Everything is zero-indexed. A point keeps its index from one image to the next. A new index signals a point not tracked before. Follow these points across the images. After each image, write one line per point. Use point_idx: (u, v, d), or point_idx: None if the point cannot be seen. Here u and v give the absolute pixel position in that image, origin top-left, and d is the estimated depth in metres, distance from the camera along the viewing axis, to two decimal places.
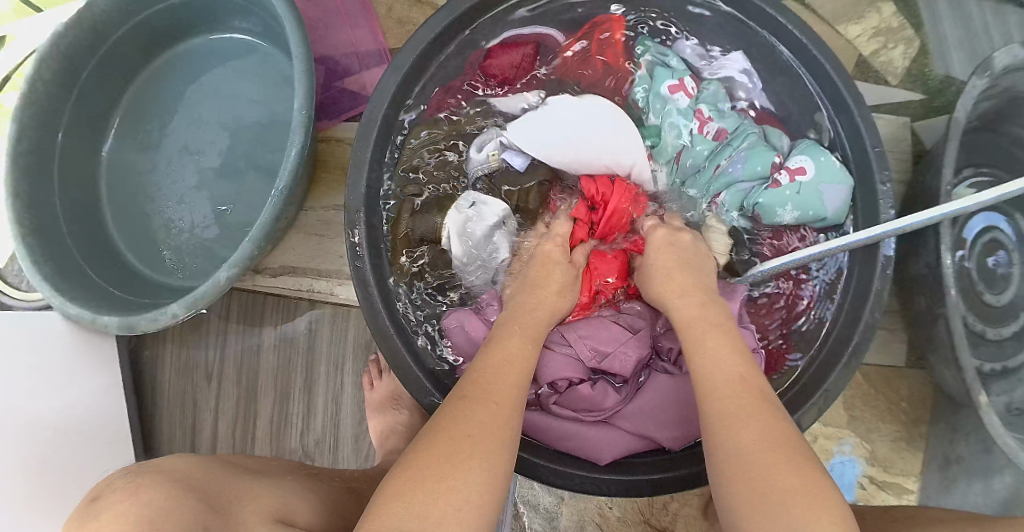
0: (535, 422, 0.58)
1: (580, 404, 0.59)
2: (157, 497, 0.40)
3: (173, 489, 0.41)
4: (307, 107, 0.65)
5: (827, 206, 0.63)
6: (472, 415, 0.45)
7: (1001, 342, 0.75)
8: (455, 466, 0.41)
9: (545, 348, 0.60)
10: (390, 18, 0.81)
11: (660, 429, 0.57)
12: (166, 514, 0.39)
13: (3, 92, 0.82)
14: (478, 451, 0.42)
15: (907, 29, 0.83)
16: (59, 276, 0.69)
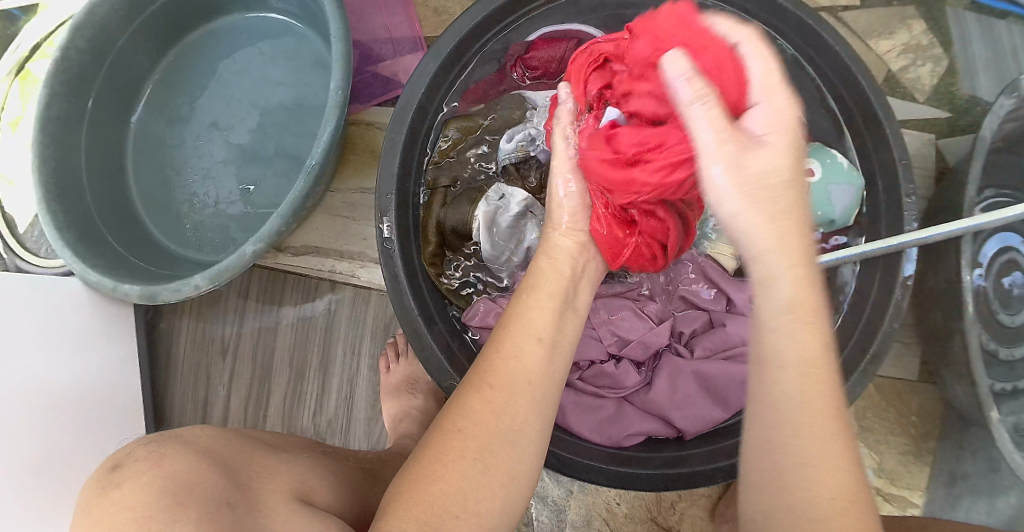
0: (552, 401, 0.57)
1: (599, 382, 0.59)
2: (180, 469, 0.37)
3: (196, 460, 0.39)
4: (342, 87, 0.65)
5: (836, 207, 0.65)
6: (469, 408, 0.42)
7: (1013, 362, 0.75)
8: (459, 469, 0.39)
9: None
10: (426, 7, 0.82)
11: (673, 413, 0.57)
12: (187, 487, 0.37)
13: (35, 60, 0.82)
14: (471, 450, 0.40)
15: (937, 47, 0.83)
16: (83, 243, 0.70)
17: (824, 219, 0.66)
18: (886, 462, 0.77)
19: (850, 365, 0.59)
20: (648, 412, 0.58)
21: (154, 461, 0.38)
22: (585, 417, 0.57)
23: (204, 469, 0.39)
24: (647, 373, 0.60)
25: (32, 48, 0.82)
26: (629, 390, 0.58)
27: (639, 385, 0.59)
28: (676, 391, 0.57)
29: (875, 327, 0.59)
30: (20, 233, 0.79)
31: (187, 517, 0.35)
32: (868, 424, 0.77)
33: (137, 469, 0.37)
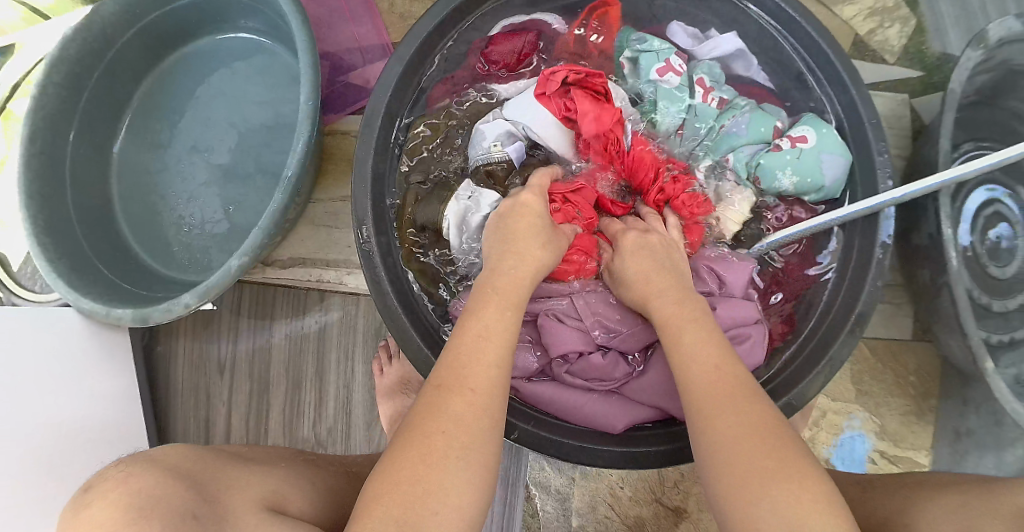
0: (542, 394, 0.57)
1: (588, 375, 0.57)
2: (148, 485, 0.38)
3: (164, 476, 0.40)
4: (314, 97, 0.67)
5: (826, 175, 0.63)
6: (439, 401, 0.43)
7: (1007, 315, 0.74)
8: (432, 454, 0.40)
9: (551, 321, 0.58)
10: (392, 14, 0.83)
11: (669, 401, 0.54)
12: (153, 502, 0.37)
13: (15, 99, 0.84)
14: (452, 447, 0.40)
15: (903, 8, 0.83)
16: (74, 274, 0.71)
17: (813, 188, 0.63)
18: (888, 424, 0.76)
19: (834, 327, 0.59)
20: (640, 403, 0.56)
21: (121, 484, 0.38)
22: (574, 411, 0.55)
23: (172, 488, 0.39)
24: (638, 366, 0.58)
25: (10, 88, 0.83)
26: (619, 382, 0.57)
27: (628, 376, 0.57)
28: (668, 382, 0.54)
29: (857, 288, 0.59)
30: (14, 270, 0.81)
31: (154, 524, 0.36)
32: (867, 388, 0.76)
33: (106, 492, 0.38)
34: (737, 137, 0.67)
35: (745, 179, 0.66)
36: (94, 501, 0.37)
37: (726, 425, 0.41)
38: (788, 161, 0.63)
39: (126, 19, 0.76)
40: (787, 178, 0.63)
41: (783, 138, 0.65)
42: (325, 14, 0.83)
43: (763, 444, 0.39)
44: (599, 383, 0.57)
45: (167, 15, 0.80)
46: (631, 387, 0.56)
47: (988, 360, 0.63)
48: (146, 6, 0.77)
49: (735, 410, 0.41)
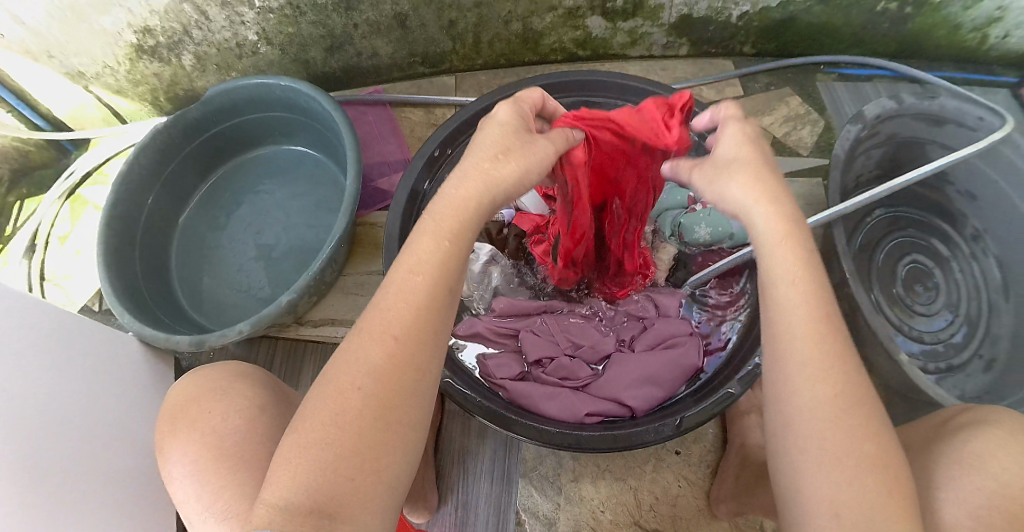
0: (525, 389, 0.71)
1: (560, 375, 0.73)
2: (244, 369, 0.67)
3: (254, 371, 0.68)
4: (356, 185, 0.88)
5: (734, 224, 0.79)
6: (365, 361, 0.46)
7: (939, 343, 0.93)
8: (379, 425, 0.45)
9: (531, 335, 0.76)
10: (413, 137, 1.08)
11: (624, 392, 0.70)
12: (246, 378, 0.65)
13: (86, 186, 1.09)
14: (385, 417, 0.46)
15: (812, 114, 1.07)
16: (134, 311, 0.87)
17: (725, 234, 0.79)
18: None
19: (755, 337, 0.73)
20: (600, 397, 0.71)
21: (223, 366, 0.66)
22: (549, 401, 0.69)
23: (255, 374, 0.67)
24: (599, 371, 0.74)
25: (84, 177, 1.09)
26: (584, 381, 0.72)
27: (591, 378, 0.73)
28: (620, 376, 0.71)
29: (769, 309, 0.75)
30: None
31: (248, 384, 0.64)
32: None
33: (212, 368, 0.67)
34: (663, 204, 0.84)
35: (671, 235, 0.83)
36: (202, 373, 0.65)
37: (846, 435, 0.44)
38: (701, 217, 0.80)
39: (203, 123, 1.00)
40: (703, 230, 0.80)
41: (698, 201, 0.82)
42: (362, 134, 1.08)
43: (875, 472, 0.44)
44: (567, 382, 0.73)
45: (238, 125, 1.04)
46: (594, 383, 0.71)
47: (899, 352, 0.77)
48: (225, 115, 1.02)
49: (849, 426, 0.45)
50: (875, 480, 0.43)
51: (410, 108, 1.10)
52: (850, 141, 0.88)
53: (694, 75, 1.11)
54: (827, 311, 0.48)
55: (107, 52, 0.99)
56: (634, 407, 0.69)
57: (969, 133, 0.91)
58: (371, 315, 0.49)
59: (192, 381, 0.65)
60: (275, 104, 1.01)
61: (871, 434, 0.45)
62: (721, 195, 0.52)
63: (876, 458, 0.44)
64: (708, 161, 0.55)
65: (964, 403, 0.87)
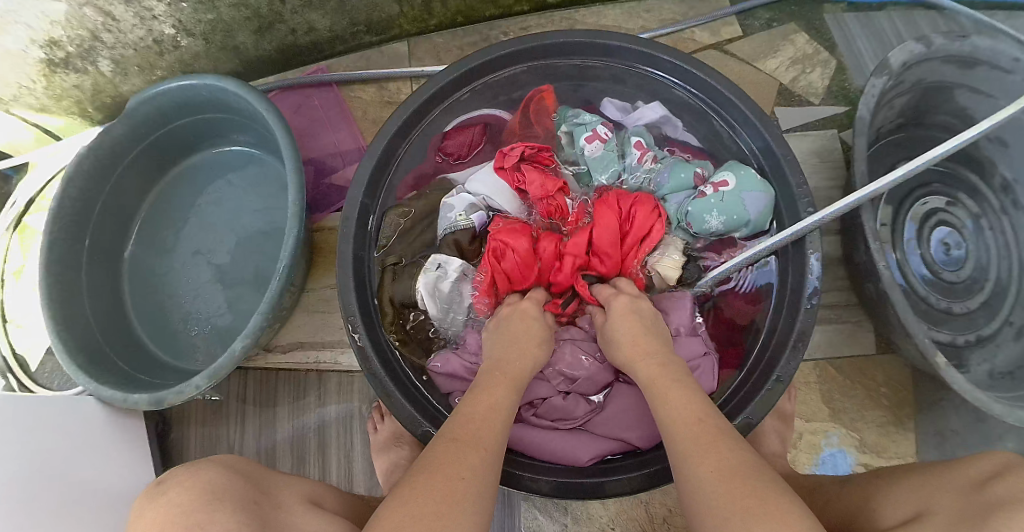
0: (519, 433, 0.64)
1: (553, 416, 0.67)
2: (216, 475, 0.54)
3: (224, 471, 0.56)
4: (299, 198, 0.77)
5: (750, 210, 0.71)
6: (463, 452, 0.48)
7: (970, 313, 0.86)
8: (458, 501, 0.44)
9: None
10: (365, 120, 0.94)
11: (628, 430, 0.64)
12: (223, 489, 0.53)
13: (32, 215, 0.97)
14: (466, 489, 0.45)
15: (822, 53, 0.93)
16: (91, 365, 0.80)
17: (741, 222, 0.71)
18: (867, 437, 0.81)
19: (778, 349, 0.67)
20: (603, 437, 0.65)
21: (187, 479, 0.54)
22: (544, 445, 0.63)
23: (230, 483, 0.55)
24: (597, 405, 0.68)
25: (26, 204, 0.97)
26: (582, 420, 0.66)
27: (590, 414, 0.67)
28: (623, 413, 0.65)
29: (792, 322, 0.66)
30: (33, 370, 0.92)
31: (225, 500, 0.52)
32: (839, 405, 0.82)
33: (179, 483, 0.53)
34: (663, 188, 0.78)
35: (678, 225, 0.75)
36: (172, 490, 0.52)
37: (705, 469, 0.45)
38: (714, 204, 0.72)
39: (133, 137, 0.88)
40: (715, 218, 0.72)
41: (708, 183, 0.74)
42: (308, 124, 0.94)
43: (740, 487, 0.43)
44: (565, 422, 0.67)
45: (170, 132, 0.92)
46: (594, 421, 0.66)
47: (936, 355, 0.70)
48: (151, 126, 0.89)
49: (710, 459, 0.46)
50: (739, 497, 0.42)
51: (360, 86, 0.94)
52: (874, 98, 0.77)
53: (683, 15, 0.95)
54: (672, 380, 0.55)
55: (19, 73, 0.88)
56: (640, 446, 0.63)
57: (1001, 76, 0.81)
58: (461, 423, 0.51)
59: (157, 509, 0.51)
60: (204, 104, 0.89)
61: (729, 454, 0.46)
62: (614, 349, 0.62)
63: (737, 473, 0.44)
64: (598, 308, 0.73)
65: (990, 381, 0.81)
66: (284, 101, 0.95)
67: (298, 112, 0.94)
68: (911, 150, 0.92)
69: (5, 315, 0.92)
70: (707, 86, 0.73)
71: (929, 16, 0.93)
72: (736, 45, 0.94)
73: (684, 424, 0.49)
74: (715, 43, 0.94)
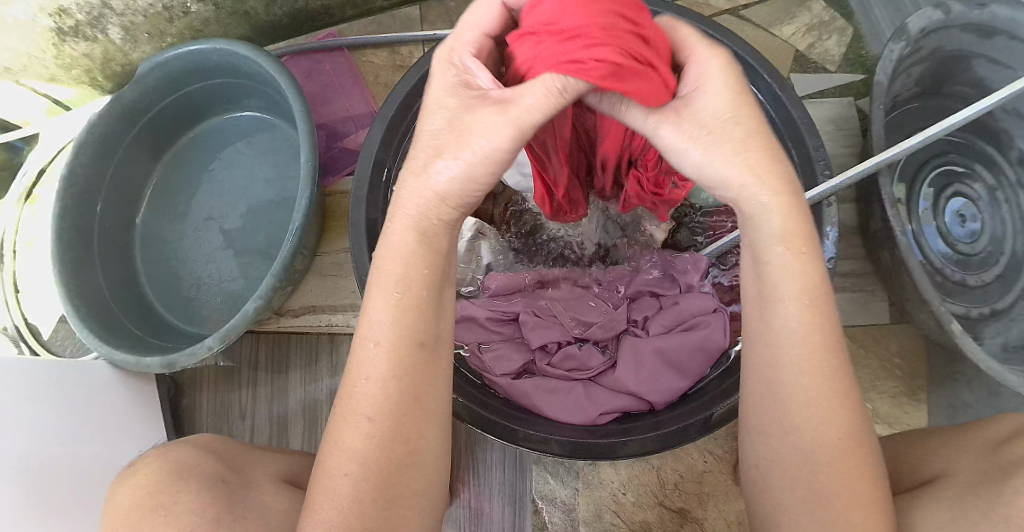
0: (533, 383, 0.64)
1: (568, 366, 0.66)
2: (185, 456, 0.50)
3: (197, 453, 0.52)
4: (312, 160, 0.77)
5: None
6: (357, 442, 0.43)
7: (984, 287, 0.84)
8: (386, 504, 0.43)
9: (535, 316, 0.68)
10: (378, 84, 0.93)
11: (643, 385, 0.63)
12: (189, 470, 0.49)
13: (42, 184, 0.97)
14: (378, 487, 0.43)
15: (839, 20, 0.91)
16: (104, 330, 0.80)
17: None
18: (879, 408, 0.81)
19: None
20: (616, 389, 0.64)
21: (160, 456, 0.50)
22: (556, 398, 0.63)
23: (199, 459, 0.50)
24: (612, 355, 0.67)
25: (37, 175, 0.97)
26: (596, 370, 0.66)
27: (604, 366, 0.66)
28: (639, 365, 0.64)
29: None
30: (45, 338, 0.92)
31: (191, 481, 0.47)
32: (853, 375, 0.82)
33: (148, 464, 0.49)
34: None
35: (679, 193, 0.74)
36: (135, 475, 0.49)
37: (818, 409, 0.43)
38: None
39: (142, 104, 0.88)
40: (714, 187, 0.71)
41: None
42: (319, 89, 0.93)
43: (855, 465, 0.42)
44: (579, 372, 0.66)
45: (182, 97, 0.92)
46: (609, 373, 0.65)
47: (953, 322, 0.68)
48: (160, 92, 0.88)
49: (827, 410, 0.43)
50: (840, 456, 0.42)
51: (371, 50, 0.93)
52: (892, 63, 0.75)
53: None
54: (815, 288, 0.43)
55: (28, 42, 0.87)
56: (654, 403, 0.63)
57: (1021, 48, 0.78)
58: (350, 391, 0.44)
59: (125, 491, 0.48)
60: (214, 69, 0.88)
61: (847, 412, 0.43)
62: (694, 162, 0.43)
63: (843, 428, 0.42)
64: (691, 110, 0.43)
65: (1005, 354, 0.80)
66: (295, 65, 0.94)
67: (310, 76, 0.93)
68: (928, 119, 0.91)
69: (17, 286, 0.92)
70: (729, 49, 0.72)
71: None
72: (751, 11, 0.92)
73: (808, 349, 0.43)
74: (730, 9, 0.93)
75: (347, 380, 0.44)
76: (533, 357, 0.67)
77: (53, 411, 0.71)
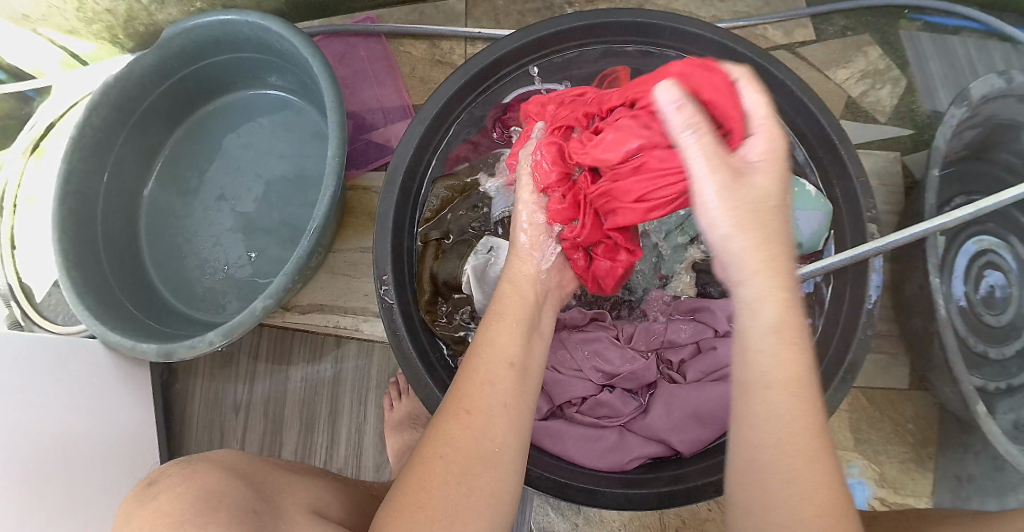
0: (561, 430, 0.63)
1: (598, 414, 0.65)
2: (210, 481, 0.46)
3: (225, 476, 0.48)
4: (339, 156, 0.73)
5: (805, 231, 0.70)
6: (458, 441, 0.45)
7: (1004, 361, 0.83)
8: (464, 490, 0.43)
9: (558, 373, 0.66)
10: (413, 77, 0.88)
11: (674, 434, 0.63)
12: (218, 495, 0.44)
13: (51, 138, 0.93)
14: (456, 476, 0.44)
15: (894, 70, 0.89)
16: (102, 306, 0.77)
17: (793, 244, 0.71)
18: (887, 472, 0.80)
19: (831, 375, 0.65)
20: (647, 439, 0.64)
21: (185, 477, 0.46)
22: (586, 447, 0.62)
23: (229, 484, 0.47)
24: (643, 402, 0.67)
25: (45, 129, 0.93)
26: (628, 418, 0.65)
27: (636, 412, 0.65)
28: (672, 417, 0.63)
29: (841, 357, 0.65)
30: (38, 301, 0.88)
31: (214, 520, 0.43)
32: (863, 437, 0.81)
33: (173, 486, 0.45)
34: None
35: None
36: (159, 497, 0.44)
37: (792, 449, 0.38)
38: None
39: (163, 70, 0.83)
40: None
41: None
42: (349, 75, 0.88)
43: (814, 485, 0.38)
44: (609, 420, 0.65)
45: (205, 67, 0.87)
46: (640, 421, 0.64)
47: (978, 403, 0.68)
48: (183, 60, 0.84)
49: (792, 432, 0.39)
50: (811, 499, 0.37)
51: (409, 40, 0.88)
52: (952, 129, 0.73)
53: (757, 9, 0.90)
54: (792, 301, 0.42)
55: None
56: (685, 453, 0.62)
57: None
58: (460, 395, 0.48)
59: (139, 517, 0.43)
60: (241, 43, 0.84)
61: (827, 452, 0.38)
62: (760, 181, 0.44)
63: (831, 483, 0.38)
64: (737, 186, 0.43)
65: (1018, 433, 0.79)
66: (327, 47, 0.89)
67: (342, 61, 0.88)
68: (969, 184, 0.89)
69: (14, 243, 0.89)
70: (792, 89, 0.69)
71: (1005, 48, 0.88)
72: (808, 49, 0.89)
73: (782, 390, 0.40)
74: (787, 44, 0.90)
75: (460, 388, 0.49)
76: (561, 405, 0.66)
77: (38, 391, 0.68)
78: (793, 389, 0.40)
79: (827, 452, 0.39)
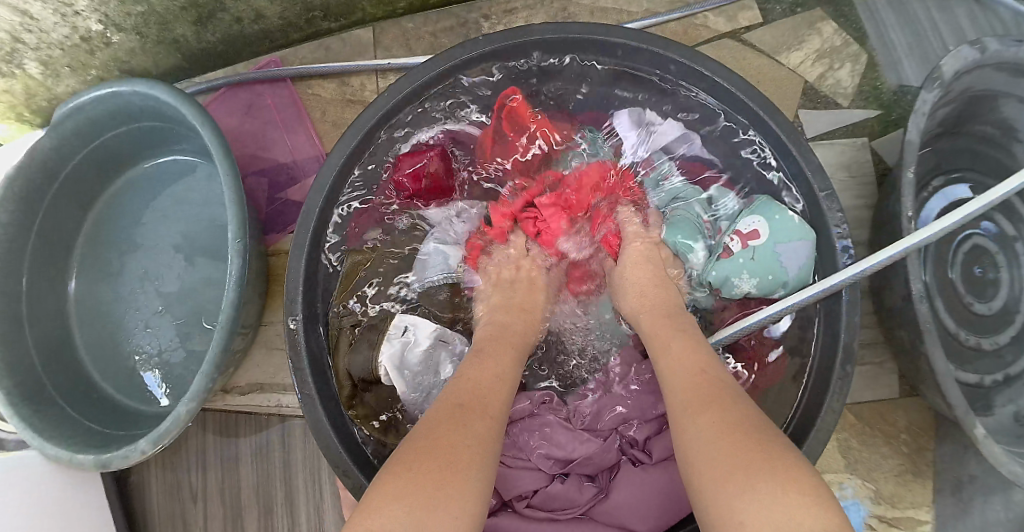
0: (512, 523, 0.58)
1: (552, 506, 0.60)
2: None
3: None
4: (242, 236, 0.67)
5: (787, 267, 0.63)
6: (452, 422, 0.44)
7: (999, 351, 0.77)
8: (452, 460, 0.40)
9: (507, 464, 0.60)
10: (325, 123, 0.82)
11: (637, 518, 0.57)
12: None
13: None
14: (456, 448, 0.41)
15: (852, 45, 0.80)
16: (37, 415, 0.71)
17: (775, 283, 0.64)
18: (882, 488, 0.75)
19: (808, 415, 0.59)
20: (608, 525, 0.59)
21: None
22: None
23: None
24: (602, 486, 0.61)
25: None
26: (585, 506, 0.59)
27: (595, 498, 0.60)
28: (634, 501, 0.58)
29: (819, 399, 0.58)
30: None
31: None
32: (854, 454, 0.75)
33: None
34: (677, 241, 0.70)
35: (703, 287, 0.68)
36: None
37: (710, 422, 0.42)
38: (743, 263, 0.64)
39: (63, 151, 0.76)
40: (745, 280, 0.65)
41: (737, 236, 0.66)
42: (260, 128, 0.82)
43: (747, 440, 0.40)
44: (564, 512, 0.60)
45: (111, 140, 0.81)
46: (600, 508, 0.59)
47: (976, 426, 0.60)
48: (82, 138, 0.77)
49: (709, 414, 0.43)
50: (742, 449, 0.39)
51: (318, 82, 0.82)
52: (924, 117, 0.64)
53: None
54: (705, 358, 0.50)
55: None
56: None
57: None
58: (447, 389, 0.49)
59: None
60: (139, 112, 0.77)
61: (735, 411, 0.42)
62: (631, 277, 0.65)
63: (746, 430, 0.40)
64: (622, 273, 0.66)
65: None
66: (233, 99, 0.82)
67: (250, 113, 0.82)
68: (946, 160, 0.81)
69: None
70: (731, 95, 0.62)
71: (971, 3, 0.79)
72: (755, 34, 0.81)
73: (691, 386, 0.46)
74: (731, 31, 0.81)
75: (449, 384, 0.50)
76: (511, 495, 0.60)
77: None
78: (700, 380, 0.46)
79: (743, 411, 0.42)
